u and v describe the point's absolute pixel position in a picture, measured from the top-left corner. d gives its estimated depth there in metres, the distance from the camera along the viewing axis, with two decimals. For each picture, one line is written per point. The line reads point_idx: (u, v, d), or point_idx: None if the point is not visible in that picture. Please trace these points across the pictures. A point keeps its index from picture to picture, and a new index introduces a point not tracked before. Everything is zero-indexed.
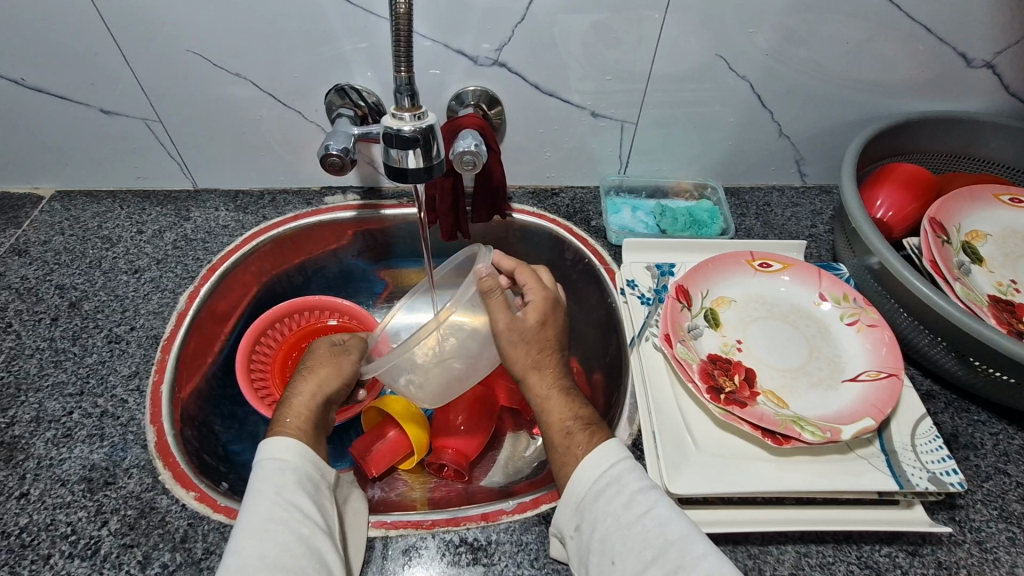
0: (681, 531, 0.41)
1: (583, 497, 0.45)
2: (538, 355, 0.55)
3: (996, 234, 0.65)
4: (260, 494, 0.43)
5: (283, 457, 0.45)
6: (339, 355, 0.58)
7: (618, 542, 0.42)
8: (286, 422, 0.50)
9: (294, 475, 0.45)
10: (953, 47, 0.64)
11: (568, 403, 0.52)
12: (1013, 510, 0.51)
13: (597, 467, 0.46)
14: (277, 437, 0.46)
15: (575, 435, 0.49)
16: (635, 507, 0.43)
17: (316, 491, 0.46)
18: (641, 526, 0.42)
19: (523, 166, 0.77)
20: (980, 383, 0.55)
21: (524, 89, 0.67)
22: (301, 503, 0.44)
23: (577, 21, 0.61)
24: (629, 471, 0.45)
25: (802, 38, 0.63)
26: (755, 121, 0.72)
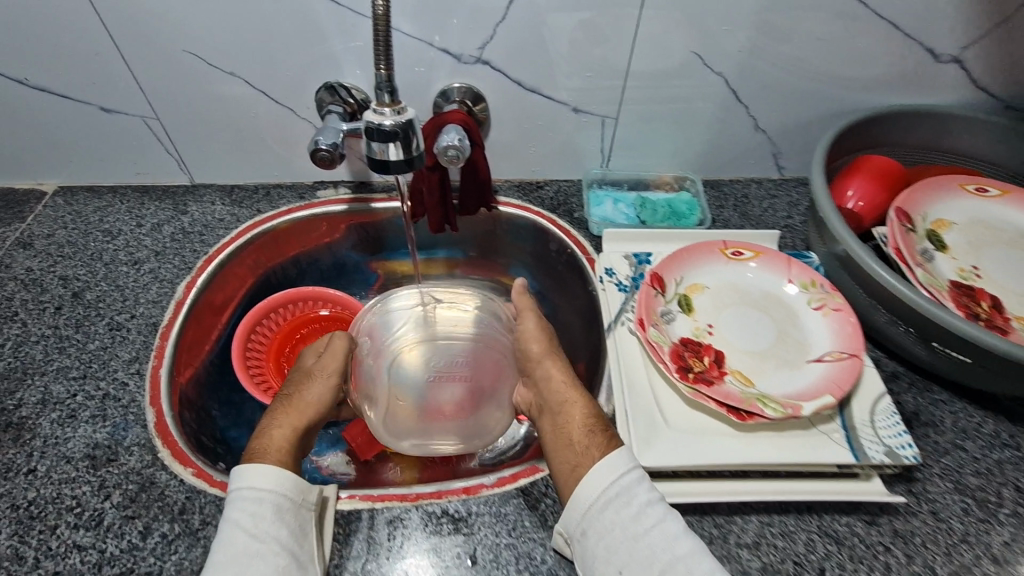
0: (689, 548, 0.43)
1: (591, 504, 0.46)
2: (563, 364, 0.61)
3: (963, 223, 0.66)
4: (237, 527, 0.44)
5: (257, 487, 0.46)
6: (311, 378, 0.61)
7: (624, 554, 0.43)
8: (268, 447, 0.52)
9: (273, 505, 0.46)
10: (920, 42, 0.67)
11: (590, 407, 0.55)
12: (968, 483, 0.54)
13: (605, 477, 0.47)
14: (248, 464, 0.48)
15: (596, 435, 0.52)
16: (643, 520, 0.44)
17: (295, 516, 0.47)
18: (649, 541, 0.43)
19: (509, 160, 0.79)
20: (940, 364, 0.58)
21: (508, 85, 0.69)
22: (279, 535, 0.45)
23: (558, 19, 0.63)
24: (638, 482, 0.46)
25: (774, 35, 0.66)
26: (732, 114, 0.74)
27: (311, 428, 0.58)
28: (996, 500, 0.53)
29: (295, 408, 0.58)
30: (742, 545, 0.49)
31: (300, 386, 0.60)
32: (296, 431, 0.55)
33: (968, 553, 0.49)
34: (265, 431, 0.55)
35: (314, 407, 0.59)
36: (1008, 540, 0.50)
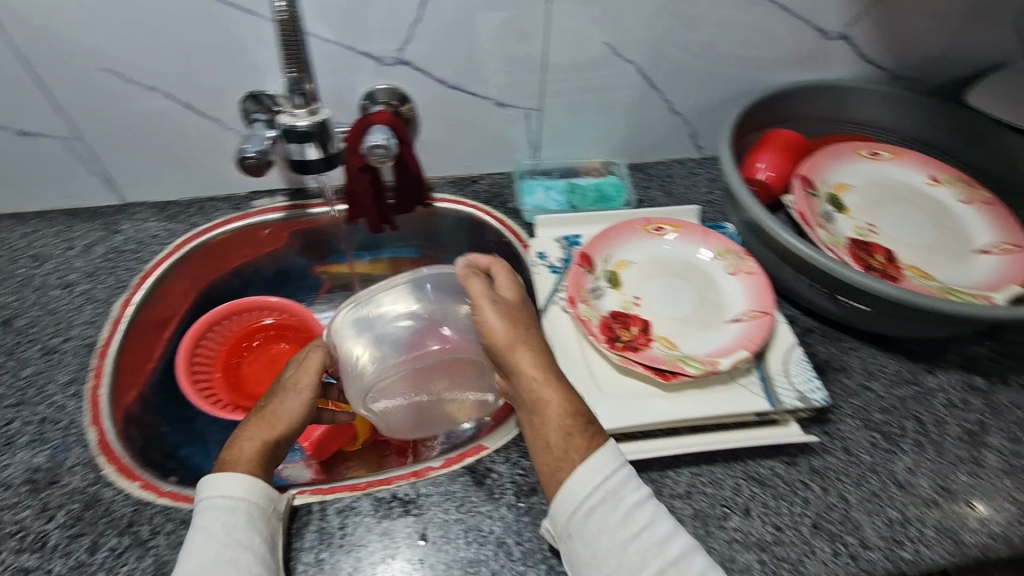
0: (679, 549, 0.44)
1: (577, 510, 0.46)
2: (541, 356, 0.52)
3: (859, 185, 0.72)
4: (208, 533, 0.44)
5: (228, 494, 0.47)
6: (291, 394, 0.57)
7: (614, 558, 0.44)
8: (240, 458, 0.50)
9: (244, 513, 0.47)
10: (810, 22, 0.72)
11: (569, 401, 0.50)
12: (875, 418, 0.59)
13: (590, 479, 0.46)
14: (219, 473, 0.48)
15: (574, 437, 0.49)
16: (634, 523, 0.45)
17: (266, 526, 0.48)
18: (639, 544, 0.44)
19: (441, 157, 0.81)
20: (846, 315, 0.64)
21: (431, 84, 0.72)
22: (250, 540, 0.46)
23: (471, 18, 0.66)
24: (625, 484, 0.46)
25: (676, 22, 0.70)
26: (648, 99, 0.79)
27: (284, 444, 0.54)
28: (899, 432, 0.58)
29: (263, 423, 0.54)
30: (675, 495, 0.53)
31: (270, 399, 0.57)
32: (266, 444, 0.52)
33: (875, 481, 0.55)
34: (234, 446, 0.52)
35: (285, 421, 0.55)
36: (909, 466, 0.56)
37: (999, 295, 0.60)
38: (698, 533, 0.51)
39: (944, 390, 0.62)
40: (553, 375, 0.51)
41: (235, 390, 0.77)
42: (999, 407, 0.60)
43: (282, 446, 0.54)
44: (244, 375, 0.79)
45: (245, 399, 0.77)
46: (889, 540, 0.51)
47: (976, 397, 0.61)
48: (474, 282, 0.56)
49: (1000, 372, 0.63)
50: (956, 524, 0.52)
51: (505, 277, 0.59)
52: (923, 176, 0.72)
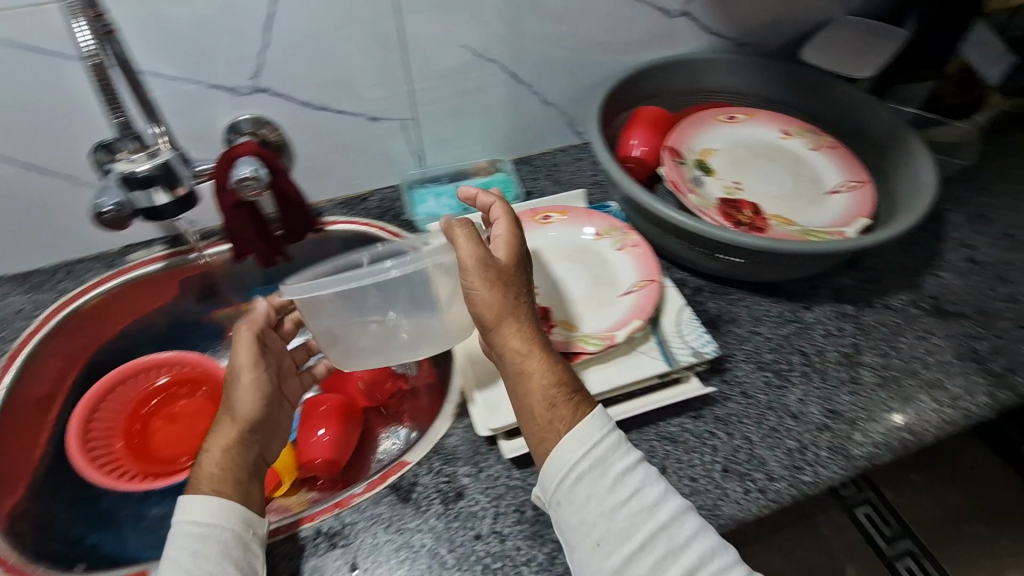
0: (669, 510, 0.46)
1: (566, 475, 0.47)
2: (524, 326, 0.53)
3: (722, 148, 0.77)
4: (180, 562, 0.44)
5: (202, 522, 0.47)
6: (235, 385, 0.56)
7: (602, 526, 0.45)
8: (201, 476, 0.50)
9: (218, 541, 0.47)
10: (651, 4, 0.76)
11: (553, 371, 0.52)
12: (766, 358, 0.64)
13: (577, 447, 0.48)
14: (184, 501, 0.48)
15: (559, 409, 0.50)
16: (623, 491, 0.46)
17: (242, 553, 0.48)
18: (627, 509, 0.46)
19: (324, 180, 0.80)
20: (727, 269, 0.68)
21: (294, 108, 0.70)
22: (225, 569, 0.45)
23: (321, 38, 0.65)
24: (613, 451, 0.48)
25: (527, 18, 0.72)
26: (518, 95, 0.81)
27: (255, 432, 0.54)
28: (787, 367, 0.63)
29: (226, 419, 0.54)
30: None
31: (229, 389, 0.56)
32: (230, 447, 0.52)
33: (773, 416, 0.59)
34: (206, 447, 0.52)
35: (243, 415, 0.54)
36: (800, 396, 0.61)
37: (850, 228, 0.66)
38: None
39: (821, 322, 0.67)
40: (538, 346, 0.53)
41: (141, 459, 0.72)
42: (868, 328, 0.67)
43: (256, 434, 0.55)
44: (149, 440, 0.74)
45: (154, 466, 0.72)
46: (790, 468, 0.56)
47: (848, 322, 0.67)
48: (461, 240, 0.53)
49: (865, 297, 0.70)
50: (845, 440, 0.58)
51: (500, 230, 0.57)
52: (776, 131, 0.79)
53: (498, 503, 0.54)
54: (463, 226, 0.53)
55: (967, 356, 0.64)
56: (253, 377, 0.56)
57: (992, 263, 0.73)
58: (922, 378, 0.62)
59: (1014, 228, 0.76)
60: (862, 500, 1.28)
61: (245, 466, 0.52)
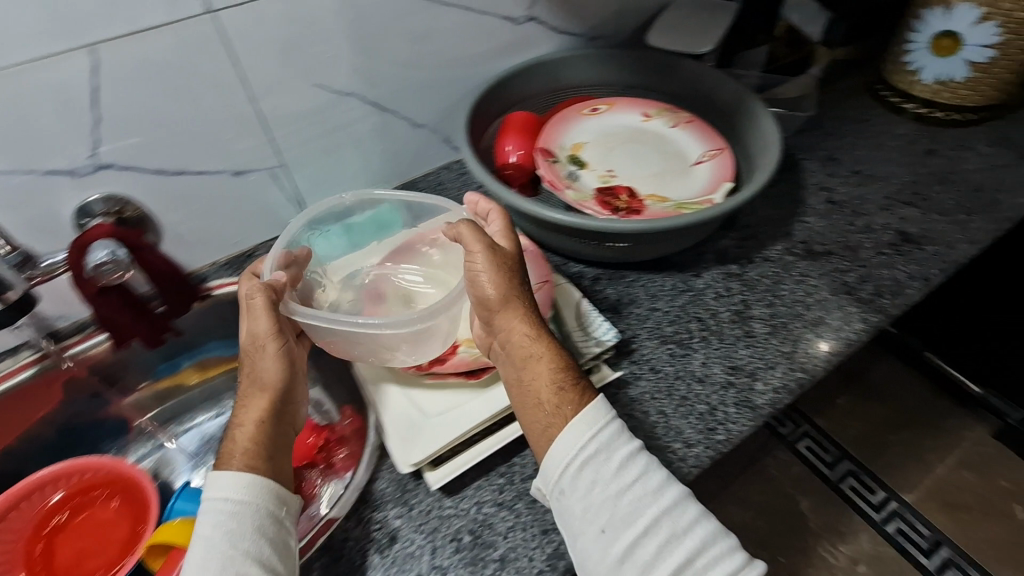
0: (670, 495, 0.48)
1: (570, 462, 0.49)
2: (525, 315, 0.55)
3: (591, 140, 0.80)
4: (213, 538, 0.45)
5: (235, 499, 0.48)
6: (259, 359, 0.55)
7: (605, 513, 0.47)
8: (235, 452, 0.51)
9: (255, 518, 0.47)
10: (496, 14, 0.78)
11: (556, 358, 0.54)
12: (666, 332, 0.67)
13: (583, 432, 0.49)
14: (222, 475, 0.48)
15: (566, 392, 0.52)
16: (625, 478, 0.48)
17: (277, 531, 0.48)
18: (630, 495, 0.47)
19: (201, 245, 0.76)
20: (615, 255, 0.71)
21: (147, 178, 0.67)
22: (258, 548, 0.46)
23: (158, 103, 0.62)
24: (617, 438, 0.50)
25: (374, 47, 0.72)
26: (386, 123, 0.80)
27: (284, 403, 0.55)
28: (688, 336, 0.66)
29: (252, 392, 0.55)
30: (524, 479, 0.56)
31: (253, 360, 0.56)
32: (262, 423, 0.53)
33: (682, 385, 0.62)
34: (240, 417, 0.54)
35: (268, 390, 0.54)
36: (703, 360, 0.64)
37: (717, 195, 0.70)
38: None
39: (711, 286, 0.71)
40: (541, 333, 0.55)
41: None
42: (752, 283, 0.71)
43: (283, 405, 0.55)
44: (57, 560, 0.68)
45: None
46: (705, 431, 0.58)
47: (735, 281, 0.72)
48: (467, 234, 0.57)
49: (745, 254, 0.75)
50: (748, 393, 0.61)
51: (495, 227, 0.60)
52: (637, 115, 0.83)
53: (433, 537, 0.53)
54: (466, 223, 0.58)
55: (840, 290, 0.70)
56: (268, 351, 0.55)
57: (847, 200, 0.79)
58: (806, 319, 0.67)
59: (860, 164, 0.84)
60: (801, 434, 1.36)
61: (276, 444, 0.53)
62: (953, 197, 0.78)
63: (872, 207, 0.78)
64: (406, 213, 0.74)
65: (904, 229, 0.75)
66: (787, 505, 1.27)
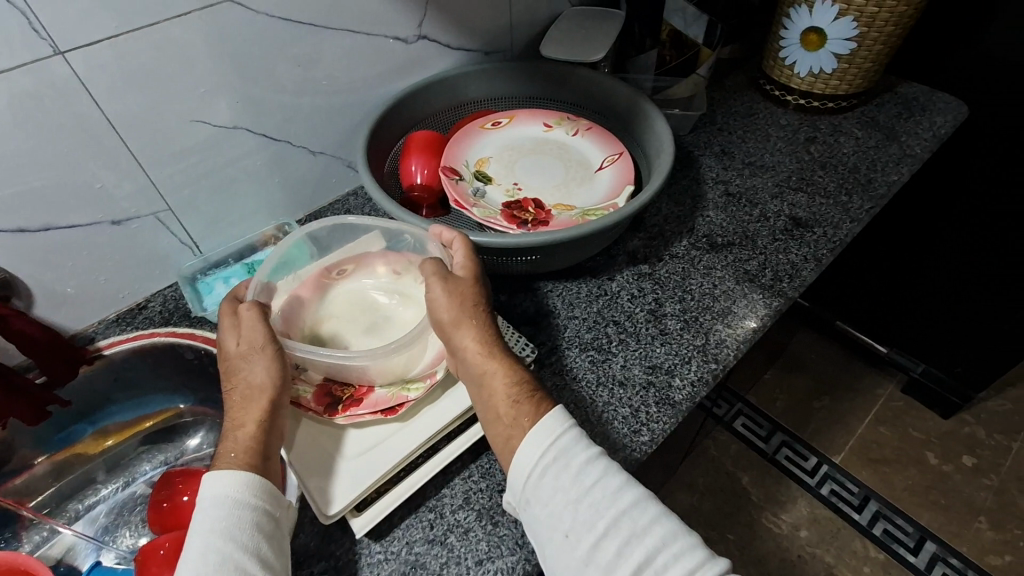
0: (631, 497, 0.47)
1: (531, 472, 0.49)
2: (480, 332, 0.56)
3: (495, 154, 0.80)
4: (213, 533, 0.45)
5: (236, 495, 0.47)
6: (252, 361, 0.54)
7: (567, 518, 0.46)
8: (232, 452, 0.50)
9: (252, 518, 0.47)
10: (385, 35, 0.76)
11: (512, 372, 0.54)
12: (586, 339, 0.68)
13: (543, 440, 0.49)
14: (220, 473, 0.48)
15: (522, 403, 0.52)
16: (585, 482, 0.47)
17: (273, 530, 0.48)
18: (591, 499, 0.47)
19: (85, 303, 0.70)
20: (527, 268, 0.71)
21: (8, 237, 0.60)
22: (257, 545, 0.46)
23: (10, 155, 0.57)
24: (574, 443, 0.49)
25: (257, 77, 0.69)
26: (282, 154, 0.77)
27: (281, 402, 0.54)
28: (607, 340, 0.67)
29: (247, 394, 0.53)
30: (455, 509, 0.55)
31: (244, 365, 0.55)
32: (259, 424, 0.52)
33: (605, 391, 0.63)
34: (238, 420, 0.52)
35: (263, 391, 0.53)
36: (623, 362, 0.65)
37: (620, 199, 0.72)
38: (487, 530, 0.54)
39: (625, 288, 0.73)
40: (496, 349, 0.56)
41: None
42: (663, 281, 0.73)
43: (280, 405, 0.54)
44: None
45: None
46: (630, 434, 0.59)
47: (646, 280, 0.73)
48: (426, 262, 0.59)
49: (654, 253, 0.77)
50: (667, 390, 0.63)
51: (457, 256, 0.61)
52: (539, 126, 0.83)
53: None
54: (428, 266, 0.59)
55: (743, 279, 0.73)
56: (262, 352, 0.54)
57: (743, 191, 0.84)
58: (715, 310, 0.70)
59: (752, 156, 0.89)
60: (736, 413, 1.43)
61: (274, 444, 0.52)
62: (835, 179, 0.84)
63: (765, 195, 0.83)
64: (312, 248, 0.71)
65: (796, 215, 0.80)
66: (730, 483, 1.32)
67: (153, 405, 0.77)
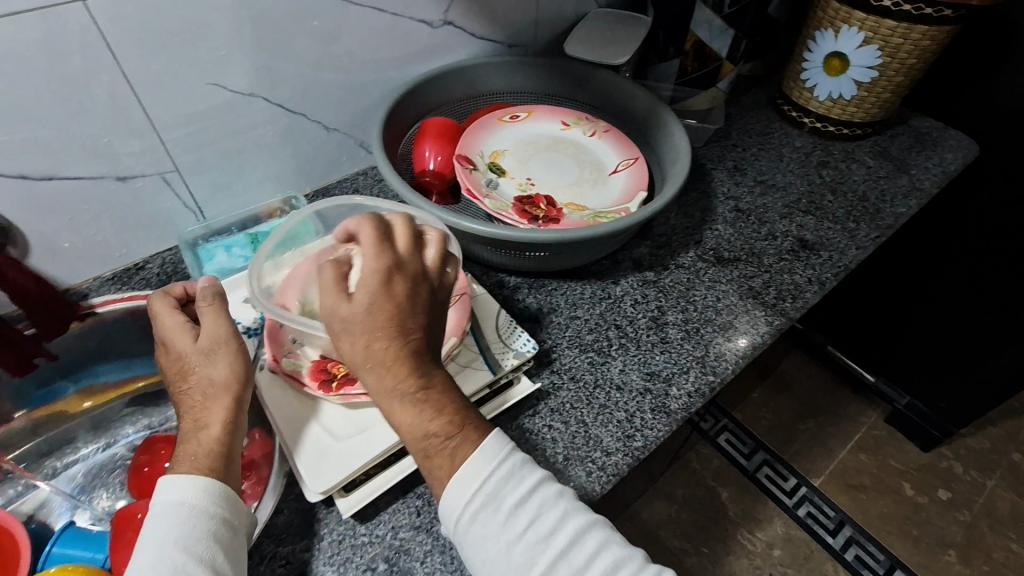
0: (571, 530, 0.45)
1: (459, 518, 0.45)
2: (383, 366, 0.47)
3: (510, 148, 0.79)
4: (165, 541, 0.43)
5: (194, 501, 0.46)
6: (211, 358, 0.53)
7: (502, 564, 0.43)
8: (194, 452, 0.49)
9: (204, 528, 0.45)
10: (410, 17, 0.75)
11: (422, 415, 0.46)
12: (586, 340, 0.68)
13: (469, 482, 0.45)
14: (179, 479, 0.46)
15: (435, 454, 0.46)
16: (518, 523, 0.44)
17: (231, 539, 0.46)
18: (526, 540, 0.44)
19: (80, 259, 0.68)
20: (533, 264, 0.71)
21: (9, 184, 0.59)
22: (212, 556, 0.44)
23: (19, 102, 0.55)
24: (503, 482, 0.45)
25: (278, 47, 0.68)
26: (295, 126, 0.76)
27: (244, 396, 0.53)
28: (607, 344, 0.67)
29: (209, 393, 0.52)
30: None
31: (201, 363, 0.53)
32: (223, 420, 0.51)
33: (602, 394, 0.63)
34: (202, 420, 0.51)
35: (223, 389, 0.52)
36: (621, 367, 0.65)
37: (632, 204, 0.72)
38: None
39: (629, 293, 0.73)
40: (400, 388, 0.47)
41: None
42: (667, 289, 0.73)
43: (243, 399, 0.53)
44: None
45: None
46: (623, 438, 0.59)
47: (651, 288, 0.73)
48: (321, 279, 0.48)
49: (660, 261, 0.77)
50: (664, 398, 0.63)
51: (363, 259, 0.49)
52: (556, 123, 0.83)
53: (345, 569, 0.51)
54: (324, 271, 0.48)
55: (747, 295, 0.73)
56: (226, 348, 0.53)
57: (752, 209, 0.84)
58: (716, 324, 0.70)
59: (762, 174, 0.89)
60: (720, 429, 1.43)
61: (237, 440, 0.51)
62: (844, 205, 0.85)
63: (774, 215, 0.83)
64: (318, 223, 0.70)
65: (803, 236, 0.80)
66: (708, 498, 1.33)
67: (143, 366, 0.75)
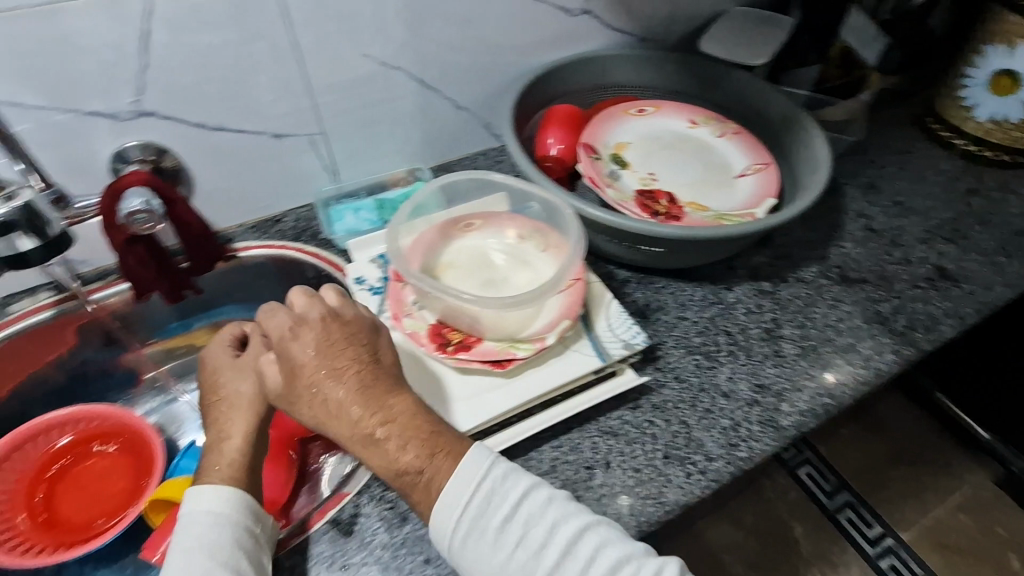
0: (568, 536, 0.45)
1: (450, 539, 0.44)
2: (332, 412, 0.49)
3: (635, 141, 0.79)
4: (195, 544, 0.46)
5: (218, 510, 0.48)
6: (237, 378, 0.56)
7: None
8: (219, 461, 0.51)
9: (228, 533, 0.47)
10: (551, 3, 0.77)
11: (383, 454, 0.47)
12: (694, 342, 0.66)
13: (456, 498, 0.45)
14: (202, 493, 0.49)
15: (407, 483, 0.47)
16: (510, 537, 0.44)
17: (253, 546, 0.48)
18: (521, 555, 0.44)
19: (231, 205, 0.75)
20: (648, 259, 0.70)
21: (187, 130, 0.66)
22: (238, 560, 0.46)
23: (207, 57, 0.62)
24: (488, 499, 0.45)
25: (427, 23, 0.71)
26: (430, 102, 0.79)
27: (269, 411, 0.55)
28: (716, 349, 0.65)
29: (235, 405, 0.54)
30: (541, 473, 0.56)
31: (229, 383, 0.56)
32: (246, 433, 0.53)
33: (707, 398, 0.61)
34: (226, 430, 0.53)
35: (247, 407, 0.54)
36: (729, 374, 0.63)
37: (758, 210, 0.69)
38: None
39: (742, 301, 0.70)
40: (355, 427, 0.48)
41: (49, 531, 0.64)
42: (784, 302, 0.70)
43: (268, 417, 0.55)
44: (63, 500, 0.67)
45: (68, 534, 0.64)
46: (726, 446, 0.58)
47: (766, 299, 0.71)
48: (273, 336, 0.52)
49: (779, 272, 0.74)
50: (773, 412, 0.60)
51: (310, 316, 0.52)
52: (683, 121, 0.81)
53: None
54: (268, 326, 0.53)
55: (873, 319, 0.68)
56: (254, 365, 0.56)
57: (887, 230, 0.78)
58: (836, 344, 0.66)
59: (901, 195, 0.83)
60: (802, 460, 1.35)
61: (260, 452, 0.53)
62: (994, 237, 0.77)
63: (911, 239, 0.77)
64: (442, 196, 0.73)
65: (942, 265, 0.74)
66: (780, 530, 1.27)
67: None
